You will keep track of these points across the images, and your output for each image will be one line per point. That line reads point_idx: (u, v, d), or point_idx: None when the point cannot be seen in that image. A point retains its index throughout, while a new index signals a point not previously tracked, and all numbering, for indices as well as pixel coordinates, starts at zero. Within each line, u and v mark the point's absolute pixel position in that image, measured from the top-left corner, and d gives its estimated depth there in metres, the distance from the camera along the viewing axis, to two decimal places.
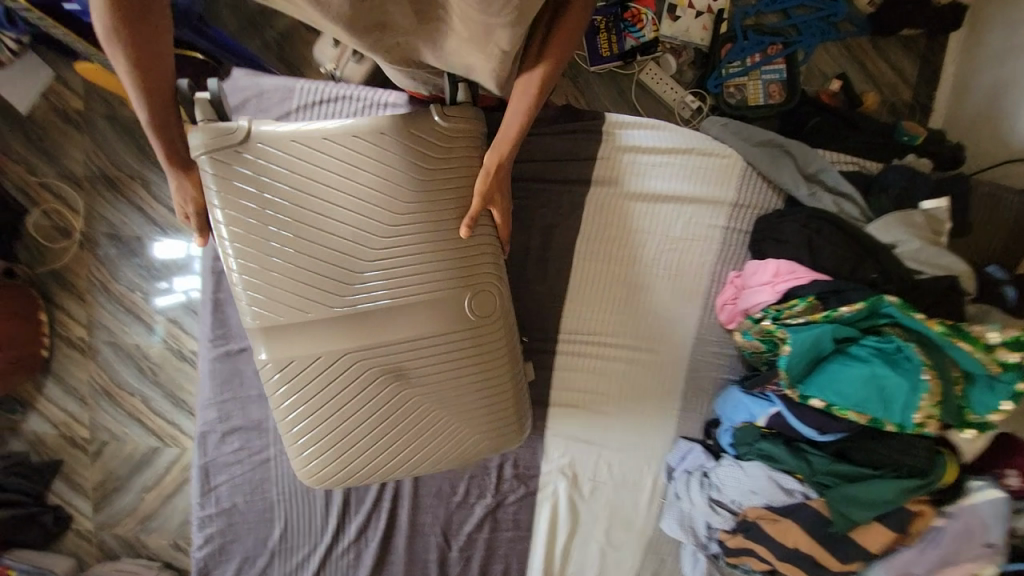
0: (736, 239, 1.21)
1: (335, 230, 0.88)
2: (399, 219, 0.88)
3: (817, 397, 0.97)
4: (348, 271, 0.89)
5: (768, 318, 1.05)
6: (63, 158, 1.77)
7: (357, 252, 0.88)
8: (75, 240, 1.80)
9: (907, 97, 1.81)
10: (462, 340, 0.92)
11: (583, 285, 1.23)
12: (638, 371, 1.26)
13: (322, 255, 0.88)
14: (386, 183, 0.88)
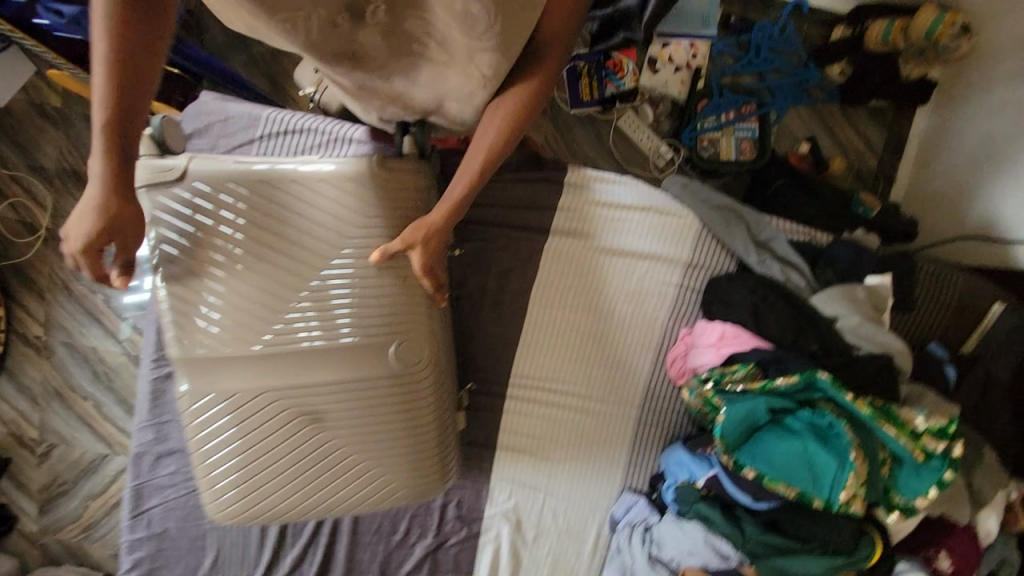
0: (689, 297, 1.23)
1: (252, 265, 0.84)
2: (321, 257, 0.85)
3: (750, 465, 1.00)
4: (269, 311, 0.85)
5: (711, 379, 1.06)
6: (36, 153, 1.76)
7: (278, 292, 0.85)
8: (41, 237, 1.77)
9: (872, 164, 1.88)
10: (384, 389, 0.88)
11: (535, 330, 1.24)
12: (589, 422, 1.26)
13: (237, 290, 0.84)
14: (321, 224, 0.85)
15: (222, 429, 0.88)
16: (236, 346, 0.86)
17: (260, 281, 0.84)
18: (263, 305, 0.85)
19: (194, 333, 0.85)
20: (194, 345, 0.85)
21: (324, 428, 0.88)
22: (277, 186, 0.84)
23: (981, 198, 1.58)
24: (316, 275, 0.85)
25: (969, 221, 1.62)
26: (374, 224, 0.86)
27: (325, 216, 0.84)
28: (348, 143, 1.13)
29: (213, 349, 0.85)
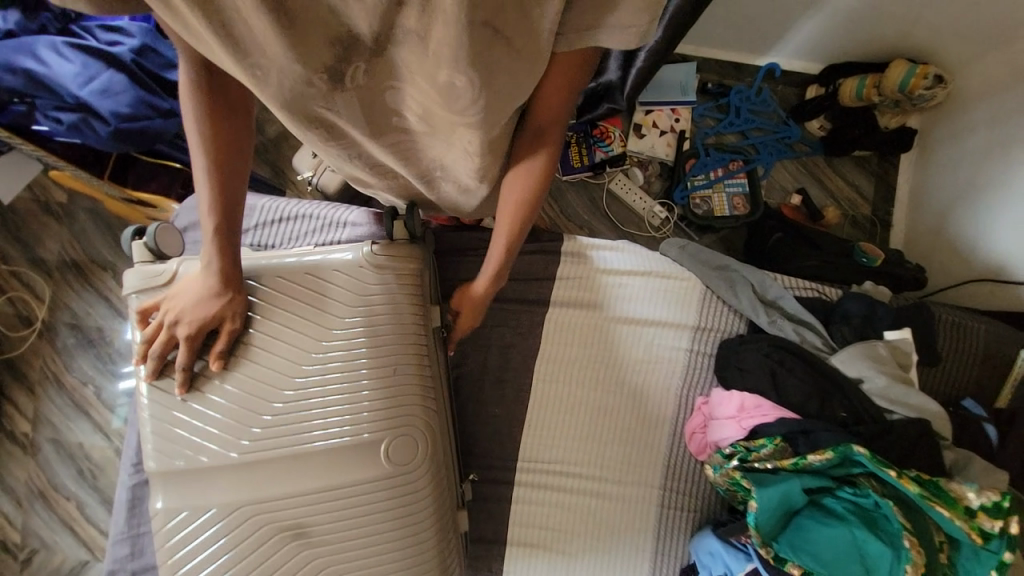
0: (701, 362, 1.17)
1: (235, 366, 0.77)
2: (309, 353, 0.78)
3: (793, 560, 0.90)
4: (251, 416, 0.77)
5: (736, 458, 0.97)
6: (37, 247, 1.77)
7: (262, 393, 0.77)
8: (34, 330, 1.73)
9: (867, 211, 1.88)
10: (378, 494, 0.79)
11: (541, 408, 1.16)
12: (606, 507, 1.15)
13: (217, 394, 0.77)
14: (313, 319, 0.79)
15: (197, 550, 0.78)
16: (213, 456, 0.77)
17: (244, 383, 0.77)
18: (246, 408, 0.77)
19: (170, 442, 0.77)
20: (169, 456, 0.77)
21: (312, 544, 0.79)
22: (265, 281, 0.80)
23: (987, 238, 1.57)
24: (303, 372, 0.78)
25: (978, 263, 1.59)
26: (366, 312, 0.81)
27: (315, 308, 0.80)
28: (343, 227, 1.12)
29: (189, 460, 0.77)
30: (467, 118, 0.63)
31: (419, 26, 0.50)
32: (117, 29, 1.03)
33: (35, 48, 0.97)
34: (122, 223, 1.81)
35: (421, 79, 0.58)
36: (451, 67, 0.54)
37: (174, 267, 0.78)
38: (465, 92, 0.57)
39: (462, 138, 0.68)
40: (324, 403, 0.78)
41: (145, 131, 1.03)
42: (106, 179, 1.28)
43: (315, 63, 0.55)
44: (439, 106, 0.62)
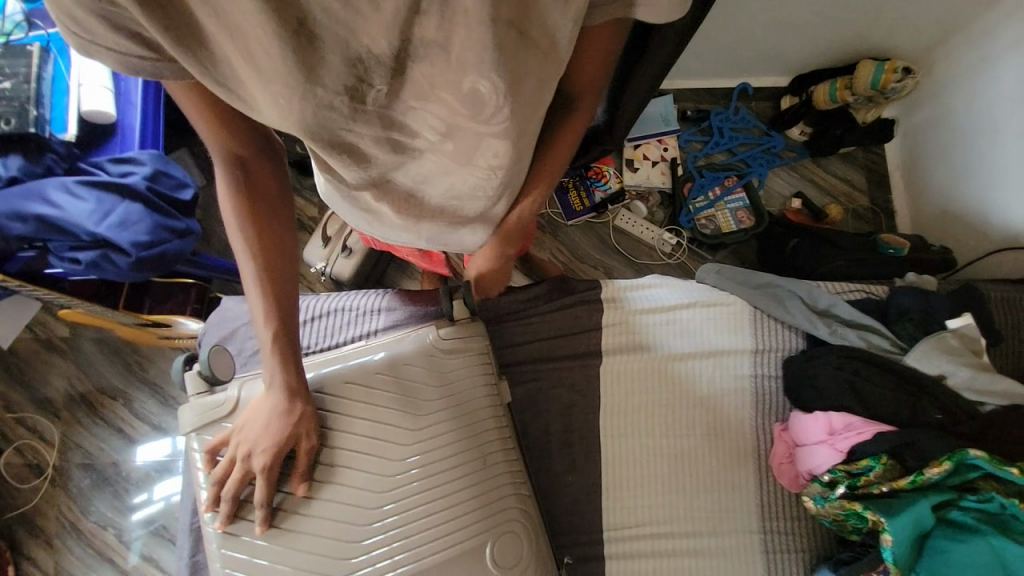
0: (770, 386, 1.12)
1: (315, 492, 0.70)
2: (394, 462, 0.72)
3: None
4: (339, 547, 0.69)
5: (843, 486, 0.92)
6: (42, 387, 1.68)
7: (346, 517, 0.70)
8: (46, 478, 1.61)
9: (866, 202, 1.92)
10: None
11: (617, 466, 1.09)
12: (713, 567, 1.05)
13: (300, 528, 0.69)
14: (387, 422, 0.74)
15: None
16: None
17: (327, 509, 0.70)
18: (333, 538, 0.69)
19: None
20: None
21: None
22: (333, 389, 0.74)
23: (1000, 204, 1.58)
24: (387, 484, 0.71)
25: (994, 234, 1.60)
26: (442, 403, 0.77)
27: (390, 410, 0.74)
28: (379, 313, 1.09)
29: None
30: (491, 129, 0.57)
31: (440, 31, 0.45)
32: (129, 160, 1.00)
33: (45, 191, 0.92)
34: (129, 347, 1.74)
35: (444, 91, 0.52)
36: (477, 72, 0.49)
37: (236, 394, 0.71)
38: (489, 97, 0.52)
39: (483, 156, 0.62)
40: (415, 515, 0.71)
41: (164, 256, 1.00)
42: (121, 308, 1.25)
43: (336, 93, 0.50)
44: (461, 119, 0.55)
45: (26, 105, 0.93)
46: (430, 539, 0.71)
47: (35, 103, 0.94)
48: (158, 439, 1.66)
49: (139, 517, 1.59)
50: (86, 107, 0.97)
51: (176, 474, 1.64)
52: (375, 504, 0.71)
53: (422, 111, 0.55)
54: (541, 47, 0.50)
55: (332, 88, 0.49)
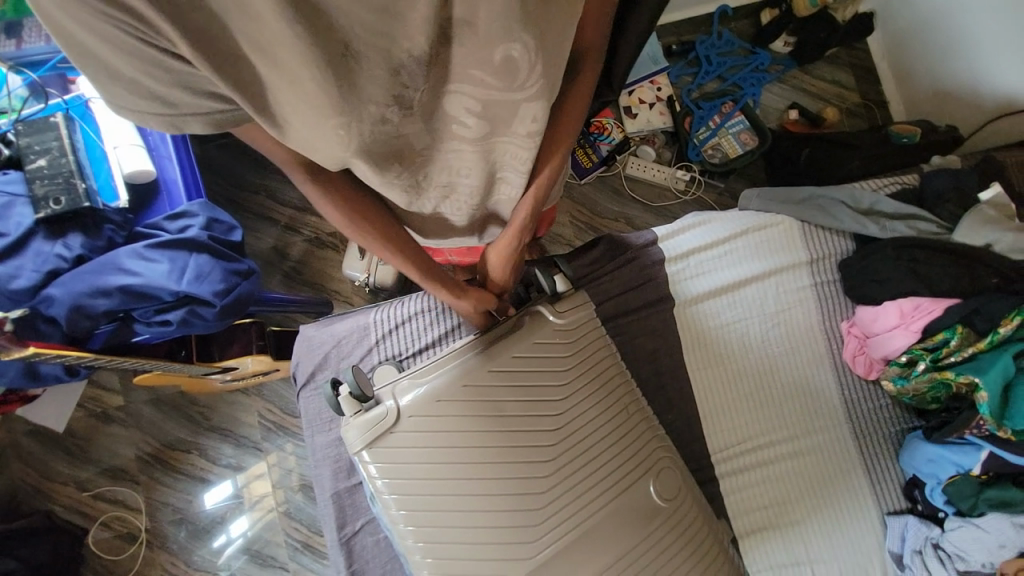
0: (830, 290, 1.20)
1: (491, 474, 0.75)
2: (551, 431, 0.78)
3: None
4: (526, 516, 0.76)
5: (925, 362, 1.04)
6: (112, 457, 1.70)
7: (524, 490, 0.76)
8: (142, 543, 1.64)
9: (857, 98, 1.95)
10: (662, 538, 0.81)
11: (711, 396, 1.17)
12: (815, 461, 1.15)
13: (489, 509, 0.75)
14: (535, 399, 0.78)
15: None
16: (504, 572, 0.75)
17: (507, 487, 0.75)
18: (517, 510, 0.75)
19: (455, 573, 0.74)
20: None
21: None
22: (479, 379, 0.78)
23: (987, 71, 1.61)
24: (551, 454, 0.77)
25: (988, 104, 1.64)
26: (576, 370, 0.82)
27: (533, 388, 0.79)
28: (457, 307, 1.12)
29: None
30: (527, 94, 0.61)
31: (466, 9, 0.48)
32: (182, 213, 0.98)
33: (118, 260, 0.91)
34: (186, 401, 1.75)
35: (476, 71, 0.56)
36: (510, 37, 0.52)
37: (393, 405, 0.76)
38: (522, 60, 0.56)
39: (522, 122, 0.66)
40: (581, 473, 0.78)
41: (241, 300, 1.01)
42: (195, 361, 1.26)
43: (386, 105, 0.55)
44: (494, 92, 0.59)
45: (71, 180, 0.91)
46: (600, 488, 0.79)
47: (80, 176, 0.91)
48: (217, 482, 1.70)
49: (223, 558, 1.65)
50: (129, 169, 0.95)
51: (242, 513, 1.68)
52: (547, 471, 0.77)
53: (457, 97, 0.59)
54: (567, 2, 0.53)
55: (383, 100, 0.55)
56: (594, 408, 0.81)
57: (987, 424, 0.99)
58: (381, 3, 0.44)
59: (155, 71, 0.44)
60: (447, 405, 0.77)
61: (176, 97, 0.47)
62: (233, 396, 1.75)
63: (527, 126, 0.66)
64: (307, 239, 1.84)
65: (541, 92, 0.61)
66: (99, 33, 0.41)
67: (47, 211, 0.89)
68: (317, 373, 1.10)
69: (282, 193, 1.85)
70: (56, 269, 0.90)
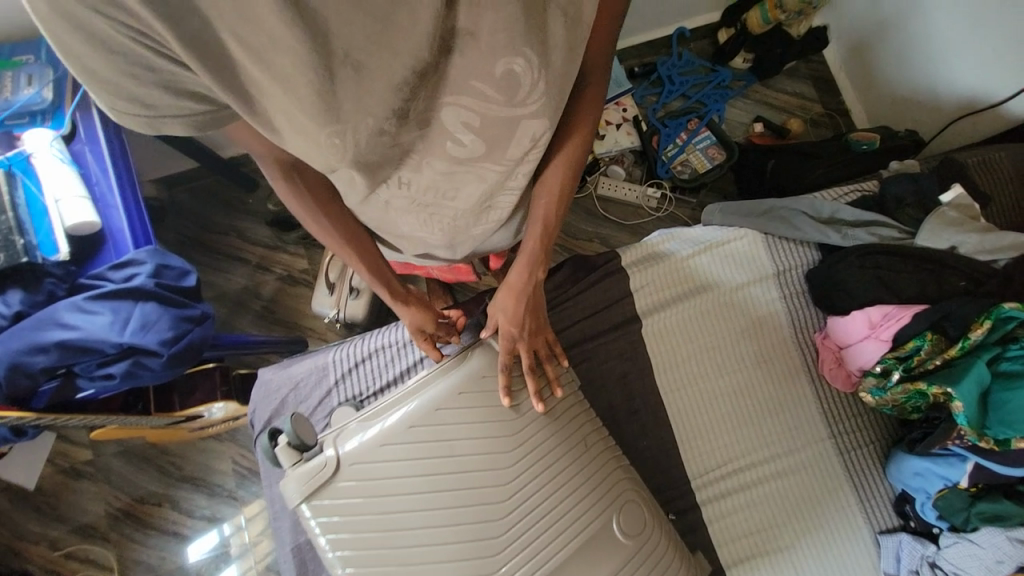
0: (799, 301, 1.19)
1: (444, 520, 0.72)
2: (506, 470, 0.74)
3: (1016, 434, 0.92)
4: (484, 564, 0.72)
5: (899, 371, 1.01)
6: (81, 515, 1.62)
7: (481, 536, 0.72)
8: None
9: (820, 108, 1.97)
10: (632, 575, 0.78)
11: (687, 418, 1.13)
12: (796, 480, 1.12)
13: (443, 558, 0.71)
14: (489, 437, 0.75)
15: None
16: None
17: (461, 533, 0.72)
18: (474, 559, 0.72)
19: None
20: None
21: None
22: (427, 420, 0.74)
23: (946, 72, 1.63)
24: (508, 495, 0.74)
25: (945, 108, 1.66)
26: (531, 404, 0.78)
27: (486, 426, 0.75)
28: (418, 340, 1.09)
29: None
30: (528, 110, 0.63)
31: (469, 20, 0.51)
32: (128, 261, 0.95)
33: (57, 315, 0.88)
34: (157, 450, 1.69)
35: (478, 82, 0.58)
36: (512, 52, 0.55)
37: (332, 454, 0.73)
38: (524, 75, 0.58)
39: (519, 141, 0.68)
40: (542, 514, 0.74)
41: (191, 347, 0.97)
42: (153, 413, 1.22)
43: (384, 119, 0.57)
44: (495, 104, 0.61)
45: (11, 237, 0.89)
46: (563, 529, 0.75)
47: (19, 232, 0.90)
48: (206, 531, 1.63)
49: None
50: (70, 222, 0.92)
51: (233, 562, 1.61)
52: (505, 514, 0.73)
53: (454, 106, 0.60)
54: (565, 9, 0.54)
55: (382, 114, 0.56)
56: (552, 442, 0.78)
57: (968, 435, 0.95)
58: (383, 11, 0.46)
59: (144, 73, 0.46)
60: (394, 449, 0.73)
61: (156, 99, 0.49)
62: (206, 443, 1.69)
63: (524, 145, 0.69)
64: (278, 277, 1.82)
65: (543, 111, 0.64)
66: (104, 38, 0.42)
67: None
68: (275, 419, 1.06)
69: (252, 232, 1.84)
70: None
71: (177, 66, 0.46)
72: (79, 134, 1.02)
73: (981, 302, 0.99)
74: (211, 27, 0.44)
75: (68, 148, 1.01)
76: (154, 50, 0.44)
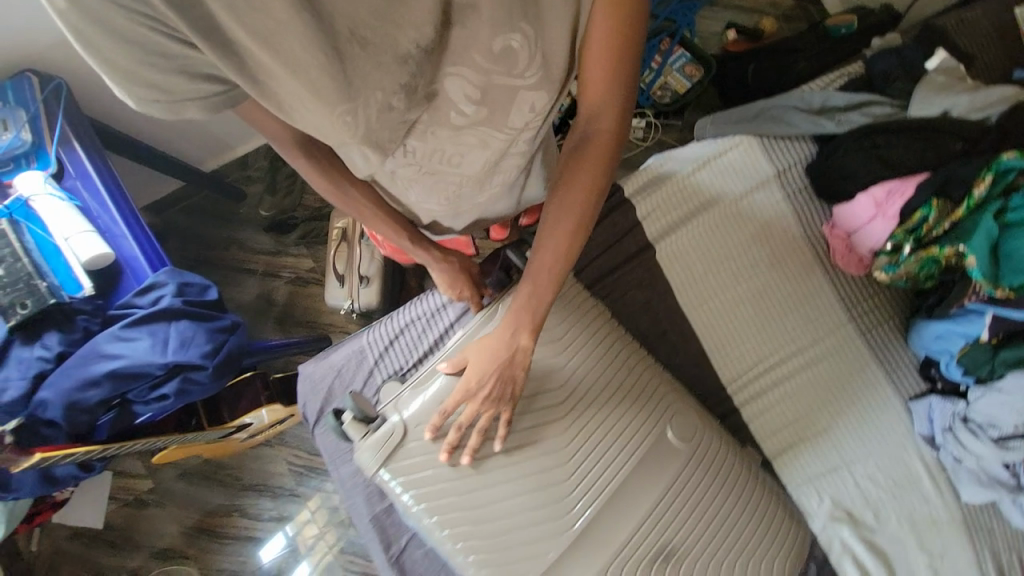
0: (803, 197, 1.21)
1: (515, 459, 0.77)
2: (562, 401, 0.80)
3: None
4: (559, 491, 0.78)
5: (910, 243, 1.05)
6: (158, 537, 1.72)
7: (553, 467, 0.78)
8: None
9: (789, 2, 1.92)
10: (692, 475, 0.85)
11: (713, 330, 1.18)
12: (824, 367, 1.18)
13: (521, 495, 0.77)
14: (541, 375, 0.81)
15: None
16: (553, 548, 0.77)
17: (534, 470, 0.77)
18: (550, 487, 0.77)
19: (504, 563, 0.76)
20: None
21: (683, 558, 0.82)
22: None
23: None
24: (569, 424, 0.79)
25: None
26: (576, 342, 0.84)
27: (537, 366, 0.81)
28: (445, 308, 1.13)
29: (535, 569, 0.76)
30: (526, 82, 0.64)
31: None
32: (151, 286, 0.98)
33: (98, 347, 0.90)
34: (214, 466, 1.78)
35: (475, 53, 0.59)
36: (508, 28, 0.56)
37: (399, 420, 0.78)
38: (521, 50, 0.59)
39: (521, 110, 0.69)
40: (603, 435, 0.81)
41: (232, 356, 1.01)
42: (207, 427, 1.27)
43: (392, 94, 0.59)
44: (496, 75, 0.62)
45: (32, 282, 0.89)
46: (625, 446, 0.81)
47: (40, 275, 0.90)
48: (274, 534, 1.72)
49: None
50: (86, 256, 0.93)
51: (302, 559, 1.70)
52: (571, 441, 0.79)
53: (456, 78, 0.62)
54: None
55: (389, 89, 0.58)
56: (598, 371, 0.84)
57: (983, 288, 0.99)
58: None
59: (158, 59, 0.48)
60: None
61: (173, 84, 0.51)
62: (258, 450, 1.78)
63: (523, 115, 0.69)
64: (287, 281, 1.84)
65: (542, 82, 0.65)
66: (127, 34, 0.45)
67: (16, 317, 0.87)
68: (328, 406, 1.11)
69: (252, 241, 1.85)
70: (42, 371, 0.88)
71: (192, 51, 0.48)
72: (69, 171, 1.02)
73: (982, 158, 1.01)
74: (212, 15, 0.46)
75: (61, 185, 1.00)
76: (163, 32, 0.46)
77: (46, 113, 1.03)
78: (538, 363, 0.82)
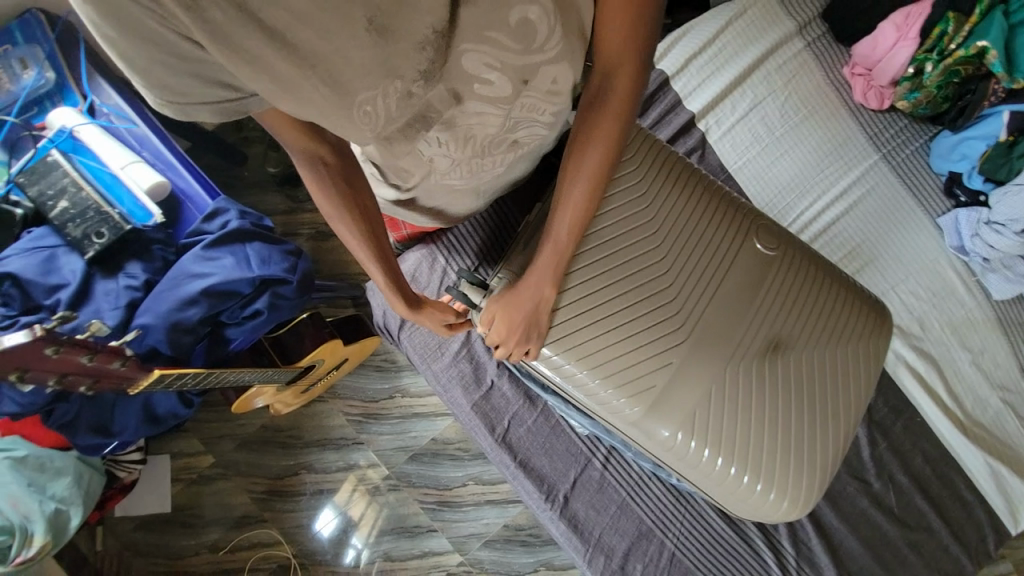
0: (821, 44, 1.31)
1: (620, 285, 0.82)
2: (651, 229, 0.84)
3: None
4: (665, 307, 0.81)
5: (932, 61, 1.16)
6: (218, 511, 1.54)
7: (655, 287, 0.82)
8: (298, 567, 1.51)
9: None
10: (786, 280, 0.86)
11: (760, 176, 1.26)
12: (867, 193, 1.27)
13: (634, 319, 0.81)
14: (626, 209, 0.84)
15: (733, 442, 0.81)
16: (672, 358, 0.81)
17: (640, 294, 0.82)
18: (658, 307, 0.81)
19: (633, 383, 0.80)
20: (647, 389, 0.80)
21: (791, 359, 0.84)
22: None
23: None
24: (659, 248, 0.83)
25: None
26: (651, 180, 0.86)
27: (621, 202, 0.84)
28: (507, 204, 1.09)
29: (660, 378, 0.80)
30: (546, 56, 0.58)
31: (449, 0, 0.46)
32: (215, 212, 0.95)
33: (187, 268, 0.89)
34: (259, 437, 1.60)
35: (494, 31, 0.52)
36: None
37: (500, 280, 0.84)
38: (540, 22, 0.54)
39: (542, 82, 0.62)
40: (693, 253, 0.84)
41: (311, 275, 0.99)
42: (280, 365, 1.29)
43: (411, 81, 0.53)
44: (511, 56, 0.56)
45: (102, 210, 0.87)
46: (715, 262, 0.84)
47: (108, 204, 0.87)
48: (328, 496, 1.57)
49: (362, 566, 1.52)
50: (145, 183, 0.90)
51: (360, 516, 1.56)
52: (666, 263, 0.83)
53: (473, 56, 0.54)
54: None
55: (409, 75, 0.52)
56: (676, 198, 0.86)
57: (1002, 83, 1.15)
58: None
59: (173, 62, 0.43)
60: None
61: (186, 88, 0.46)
62: None
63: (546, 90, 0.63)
64: (308, 237, 1.69)
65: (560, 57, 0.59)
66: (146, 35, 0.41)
67: (94, 247, 0.85)
68: None
69: (265, 202, 1.68)
70: (134, 300, 0.87)
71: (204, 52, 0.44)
72: (99, 106, 0.95)
73: None
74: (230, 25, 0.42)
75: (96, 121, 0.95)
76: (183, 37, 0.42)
77: (63, 52, 0.95)
78: (616, 199, 0.84)
